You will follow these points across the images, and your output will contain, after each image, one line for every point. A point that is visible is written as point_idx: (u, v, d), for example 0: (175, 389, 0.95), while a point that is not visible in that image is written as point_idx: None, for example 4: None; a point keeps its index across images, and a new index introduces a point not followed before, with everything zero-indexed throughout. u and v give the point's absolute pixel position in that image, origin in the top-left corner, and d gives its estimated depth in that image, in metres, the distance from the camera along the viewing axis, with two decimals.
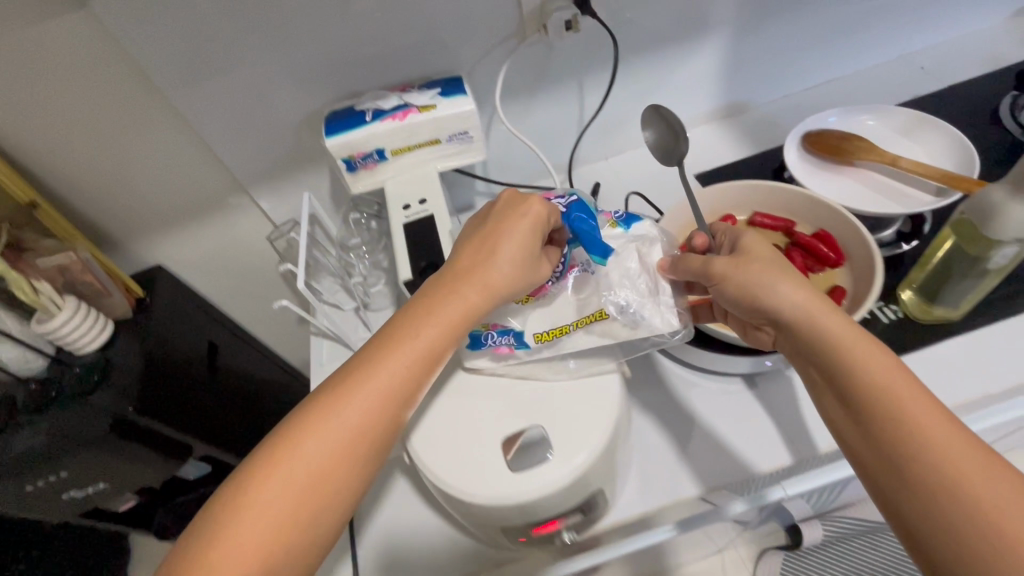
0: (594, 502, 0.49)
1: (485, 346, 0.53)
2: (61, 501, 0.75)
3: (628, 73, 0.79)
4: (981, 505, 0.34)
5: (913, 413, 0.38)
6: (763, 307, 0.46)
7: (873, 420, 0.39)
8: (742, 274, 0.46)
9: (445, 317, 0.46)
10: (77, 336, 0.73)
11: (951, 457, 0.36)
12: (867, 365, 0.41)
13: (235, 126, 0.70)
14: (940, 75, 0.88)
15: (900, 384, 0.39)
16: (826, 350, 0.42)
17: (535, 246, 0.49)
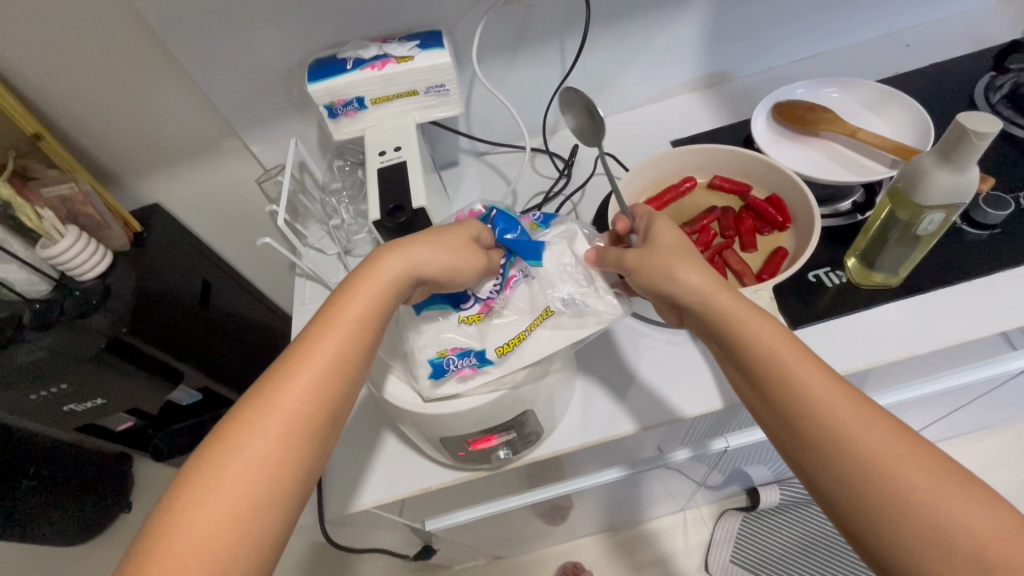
0: (530, 424, 0.55)
1: (448, 372, 0.50)
2: (61, 414, 0.82)
3: (610, 37, 0.82)
4: (861, 448, 0.40)
5: (802, 378, 0.43)
6: (671, 295, 0.48)
7: (773, 390, 0.43)
8: (652, 265, 0.49)
9: (377, 292, 0.47)
10: (78, 262, 0.78)
11: (836, 412, 0.41)
12: (758, 333, 0.45)
13: (226, 70, 0.74)
14: (922, 53, 0.89)
15: (785, 351, 0.44)
16: (722, 325, 0.46)
17: (462, 241, 0.50)
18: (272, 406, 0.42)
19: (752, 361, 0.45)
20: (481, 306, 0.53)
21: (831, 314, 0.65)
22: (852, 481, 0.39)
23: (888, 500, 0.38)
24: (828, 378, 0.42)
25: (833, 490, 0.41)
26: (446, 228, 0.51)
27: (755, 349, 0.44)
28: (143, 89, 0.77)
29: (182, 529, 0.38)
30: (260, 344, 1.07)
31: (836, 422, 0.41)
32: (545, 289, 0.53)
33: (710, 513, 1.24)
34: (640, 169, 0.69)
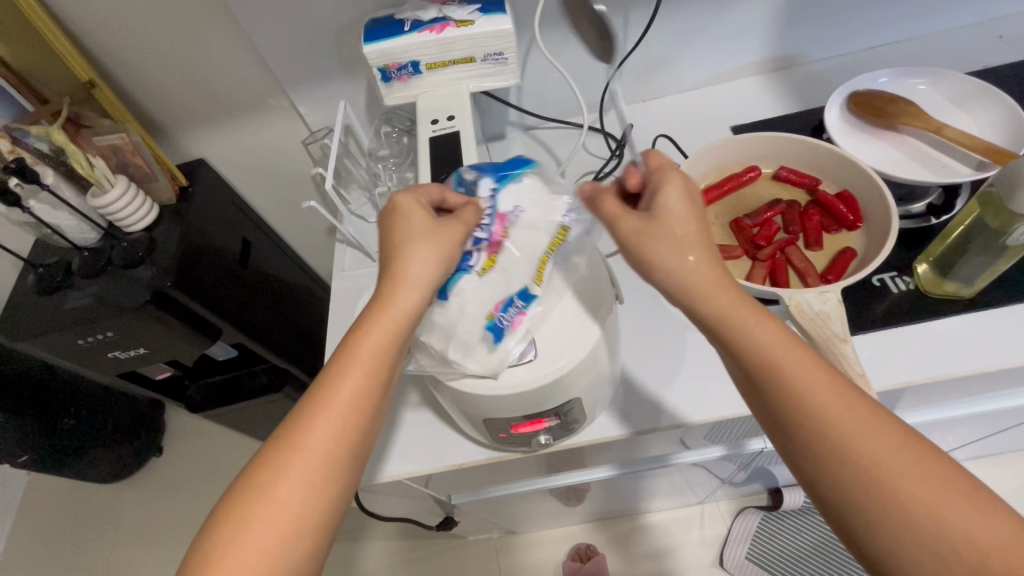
0: (575, 411, 0.54)
1: (506, 329, 0.48)
2: (107, 361, 0.83)
3: (678, 10, 0.77)
4: (865, 461, 0.37)
5: (799, 376, 0.40)
6: (658, 283, 0.46)
7: (767, 389, 0.41)
8: (647, 249, 0.46)
9: (397, 317, 0.46)
10: (127, 214, 0.79)
11: (832, 412, 0.39)
12: (751, 326, 0.42)
13: (279, 26, 0.72)
14: (1016, 46, 0.82)
15: (789, 360, 0.41)
16: (722, 330, 0.43)
17: (437, 225, 0.48)
18: (310, 429, 0.42)
19: (745, 357, 0.42)
20: (488, 248, 0.50)
21: (895, 322, 0.61)
22: (862, 496, 0.37)
23: (890, 514, 0.36)
24: (825, 376, 0.40)
25: (839, 506, 0.38)
26: (412, 219, 0.49)
27: (749, 345, 0.42)
28: (195, 41, 0.76)
29: (241, 549, 0.38)
30: (295, 307, 1.08)
31: (831, 423, 0.39)
32: (536, 217, 0.52)
33: (728, 508, 1.23)
34: (701, 154, 0.65)
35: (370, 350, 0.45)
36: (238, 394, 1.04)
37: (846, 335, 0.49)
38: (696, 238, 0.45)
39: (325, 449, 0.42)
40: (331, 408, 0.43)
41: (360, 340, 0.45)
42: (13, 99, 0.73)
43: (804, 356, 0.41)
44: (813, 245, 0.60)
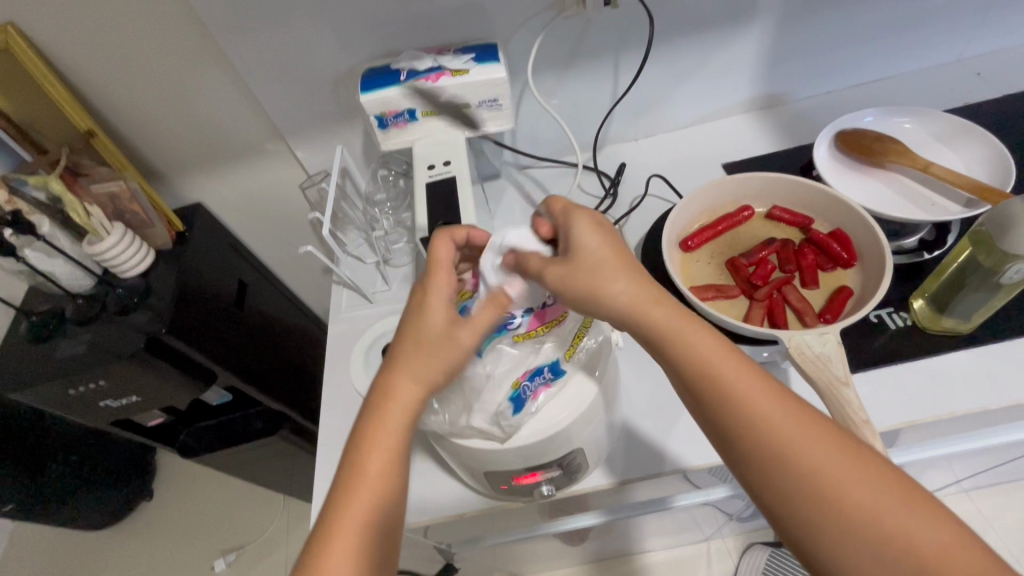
0: (578, 461, 0.53)
1: (525, 399, 0.48)
2: (97, 409, 0.82)
3: (666, 54, 0.79)
4: (809, 471, 0.37)
5: (748, 396, 0.40)
6: (606, 309, 0.45)
7: (719, 411, 0.41)
8: (586, 269, 0.45)
9: (396, 426, 0.46)
10: (123, 260, 0.78)
11: (763, 419, 0.39)
12: (690, 340, 0.42)
13: (278, 75, 0.73)
14: (995, 82, 0.85)
15: (727, 367, 0.41)
16: (660, 340, 0.43)
17: (446, 337, 0.47)
18: (329, 556, 0.41)
19: (683, 366, 0.42)
20: (531, 321, 0.50)
21: (894, 359, 0.61)
22: (809, 508, 0.37)
23: (835, 526, 0.36)
24: (770, 394, 0.40)
25: (784, 519, 0.38)
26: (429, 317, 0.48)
27: (687, 355, 0.42)
28: (196, 90, 0.78)
29: None
30: (291, 347, 1.07)
31: (763, 429, 0.39)
32: None
33: (735, 545, 1.20)
34: (696, 196, 0.66)
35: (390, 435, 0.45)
36: (232, 439, 1.01)
37: (845, 379, 0.49)
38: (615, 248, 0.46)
39: (359, 532, 0.42)
40: (359, 491, 0.43)
41: (379, 427, 0.46)
42: (11, 150, 0.74)
43: (743, 366, 0.41)
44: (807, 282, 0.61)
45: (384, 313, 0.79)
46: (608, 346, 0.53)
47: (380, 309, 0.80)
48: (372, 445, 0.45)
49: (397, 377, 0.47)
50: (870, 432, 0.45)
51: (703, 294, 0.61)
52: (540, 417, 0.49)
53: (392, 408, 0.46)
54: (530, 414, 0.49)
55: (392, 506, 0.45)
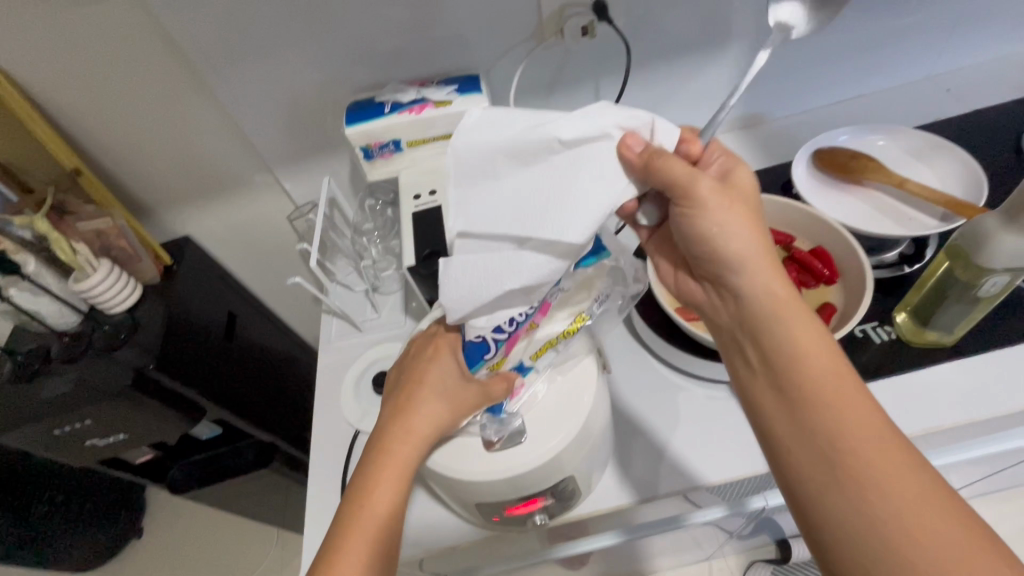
0: (570, 488, 0.53)
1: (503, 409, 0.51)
2: (84, 448, 0.80)
3: (645, 79, 0.81)
4: (889, 497, 0.36)
5: (843, 404, 0.39)
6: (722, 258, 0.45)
7: (808, 411, 0.40)
8: (716, 214, 0.43)
9: (403, 460, 0.49)
10: (110, 296, 0.78)
11: (856, 439, 0.38)
12: (794, 325, 0.42)
13: (264, 110, 0.75)
14: (964, 97, 0.87)
15: (829, 372, 0.40)
16: (770, 323, 0.43)
17: (455, 390, 0.51)
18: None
19: (772, 346, 0.43)
20: (507, 338, 0.50)
21: (882, 373, 0.62)
22: (873, 535, 0.36)
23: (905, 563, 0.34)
24: (873, 410, 0.39)
25: (835, 533, 0.37)
26: (443, 377, 0.52)
27: (781, 336, 0.42)
28: (183, 127, 0.78)
29: None
30: (282, 377, 1.06)
31: (841, 422, 0.38)
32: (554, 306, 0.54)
33: (738, 563, 1.19)
34: None
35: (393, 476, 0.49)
36: (222, 474, 0.99)
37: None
38: (758, 215, 0.45)
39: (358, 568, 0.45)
40: (366, 516, 0.47)
41: (383, 466, 0.49)
42: None
43: (856, 380, 0.40)
44: None
45: (375, 342, 0.79)
46: (596, 372, 0.53)
47: (371, 337, 0.80)
48: (378, 476, 0.49)
49: (404, 423, 0.51)
50: None
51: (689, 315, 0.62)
52: (522, 440, 0.49)
53: (397, 451, 0.49)
54: (516, 437, 0.49)
55: (389, 544, 0.47)
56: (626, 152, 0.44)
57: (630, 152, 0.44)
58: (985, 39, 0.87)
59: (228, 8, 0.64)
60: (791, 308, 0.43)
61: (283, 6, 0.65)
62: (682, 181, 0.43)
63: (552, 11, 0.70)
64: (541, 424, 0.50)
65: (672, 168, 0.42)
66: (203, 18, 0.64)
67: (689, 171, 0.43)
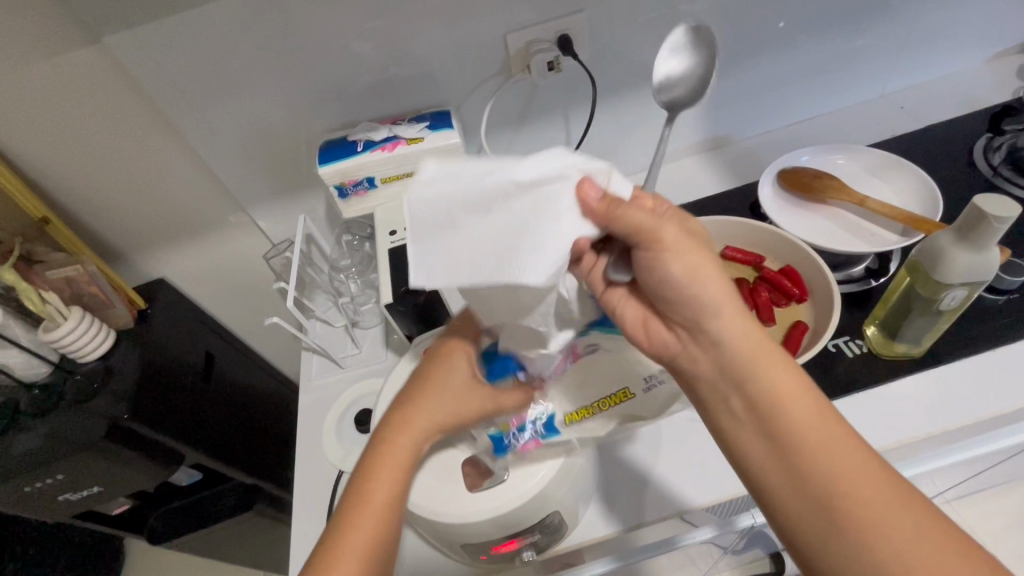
0: (556, 523, 0.53)
1: (508, 446, 0.50)
2: (55, 503, 0.77)
3: (612, 108, 0.84)
4: (882, 546, 0.36)
5: (826, 455, 0.38)
6: (671, 295, 0.41)
7: (793, 463, 0.39)
8: (679, 258, 0.40)
9: (404, 457, 0.47)
10: (82, 345, 0.76)
11: (842, 485, 0.37)
12: (777, 376, 0.40)
13: (236, 151, 0.75)
14: (917, 114, 0.92)
15: (813, 421, 0.39)
16: (743, 372, 0.41)
17: (469, 389, 0.50)
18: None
19: (759, 396, 0.40)
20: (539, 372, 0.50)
21: (855, 387, 0.63)
22: None
23: None
24: (855, 453, 0.38)
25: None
26: (453, 376, 0.51)
27: (767, 391, 0.40)
28: (153, 171, 0.78)
29: None
30: (263, 416, 1.04)
31: (842, 483, 0.37)
32: (604, 371, 0.51)
33: None
34: None
35: (393, 472, 0.46)
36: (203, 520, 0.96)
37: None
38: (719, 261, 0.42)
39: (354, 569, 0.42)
40: (364, 514, 0.44)
41: (382, 465, 0.47)
42: None
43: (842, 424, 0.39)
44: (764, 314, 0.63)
45: (356, 378, 0.79)
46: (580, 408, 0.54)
47: (352, 374, 0.79)
48: (379, 471, 0.46)
49: (404, 418, 0.49)
50: None
51: None
52: (506, 478, 0.49)
53: (396, 448, 0.47)
54: (501, 471, 0.49)
55: (385, 548, 0.44)
56: (583, 198, 0.39)
57: (589, 200, 0.39)
58: (930, 59, 0.92)
59: (196, 56, 0.64)
60: (770, 361, 0.40)
61: (252, 52, 0.65)
62: (643, 228, 0.40)
63: (518, 48, 0.72)
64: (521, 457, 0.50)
65: (633, 217, 0.39)
66: (172, 65, 0.65)
67: (648, 219, 0.40)
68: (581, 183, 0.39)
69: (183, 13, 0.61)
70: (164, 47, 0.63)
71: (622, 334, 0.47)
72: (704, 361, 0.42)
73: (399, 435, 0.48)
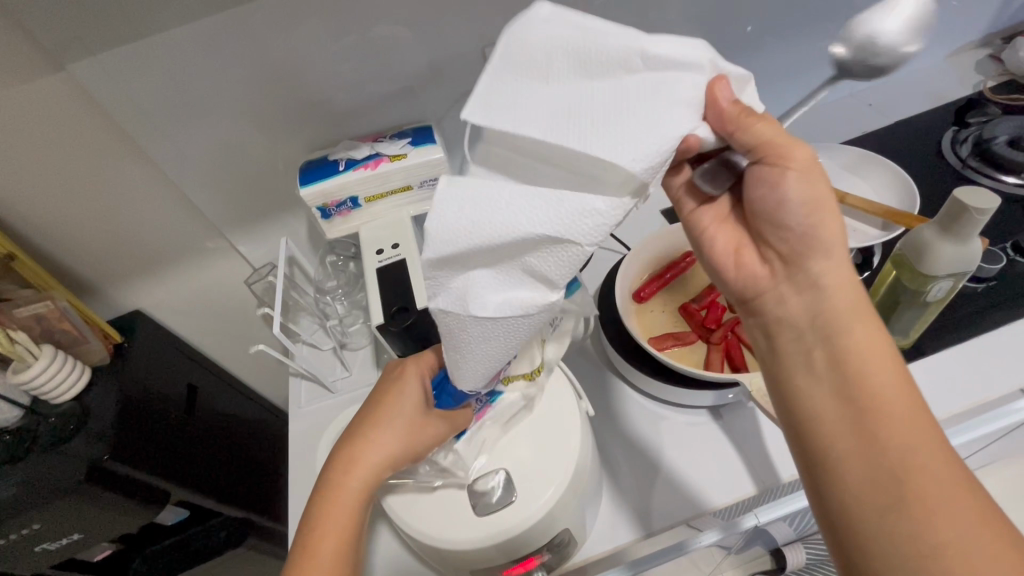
0: (568, 541, 0.52)
1: (471, 430, 0.52)
2: (32, 553, 0.73)
3: None
4: (934, 512, 0.35)
5: (901, 421, 0.38)
6: (784, 218, 0.43)
7: (867, 419, 0.38)
8: (791, 189, 0.42)
9: (357, 494, 0.48)
10: (56, 385, 0.73)
11: (907, 452, 0.37)
12: (865, 335, 0.41)
13: (213, 176, 0.73)
14: (886, 110, 0.94)
15: (895, 387, 0.39)
16: (834, 324, 0.41)
17: (421, 420, 0.50)
18: None
19: (848, 348, 0.40)
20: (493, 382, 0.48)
21: None
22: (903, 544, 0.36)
23: None
24: (929, 429, 0.38)
25: (857, 533, 0.37)
26: (401, 407, 0.51)
27: (850, 345, 0.40)
28: (125, 199, 0.75)
29: None
30: (251, 446, 1.01)
31: (907, 449, 0.37)
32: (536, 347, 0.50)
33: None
34: (640, 250, 0.69)
35: (344, 510, 0.47)
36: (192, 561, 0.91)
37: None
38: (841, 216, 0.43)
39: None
40: (317, 556, 0.46)
41: (333, 505, 0.48)
42: None
43: (921, 403, 0.39)
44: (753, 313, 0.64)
45: (347, 402, 0.77)
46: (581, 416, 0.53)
47: (344, 398, 0.77)
48: (332, 509, 0.47)
49: (353, 455, 0.49)
50: None
51: (662, 344, 0.63)
52: (513, 500, 0.47)
53: (347, 485, 0.48)
54: (508, 483, 0.48)
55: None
56: (714, 95, 0.40)
57: (721, 99, 0.40)
58: None
59: (168, 80, 0.62)
60: (863, 318, 0.41)
61: (227, 74, 0.64)
62: (774, 143, 0.41)
63: None
64: (528, 475, 0.49)
65: (762, 131, 0.40)
66: (142, 91, 0.63)
67: (785, 137, 0.41)
68: (713, 80, 0.40)
69: (151, 38, 0.59)
70: (134, 73, 0.61)
71: (708, 263, 0.51)
72: (796, 301, 0.44)
73: (349, 476, 0.48)
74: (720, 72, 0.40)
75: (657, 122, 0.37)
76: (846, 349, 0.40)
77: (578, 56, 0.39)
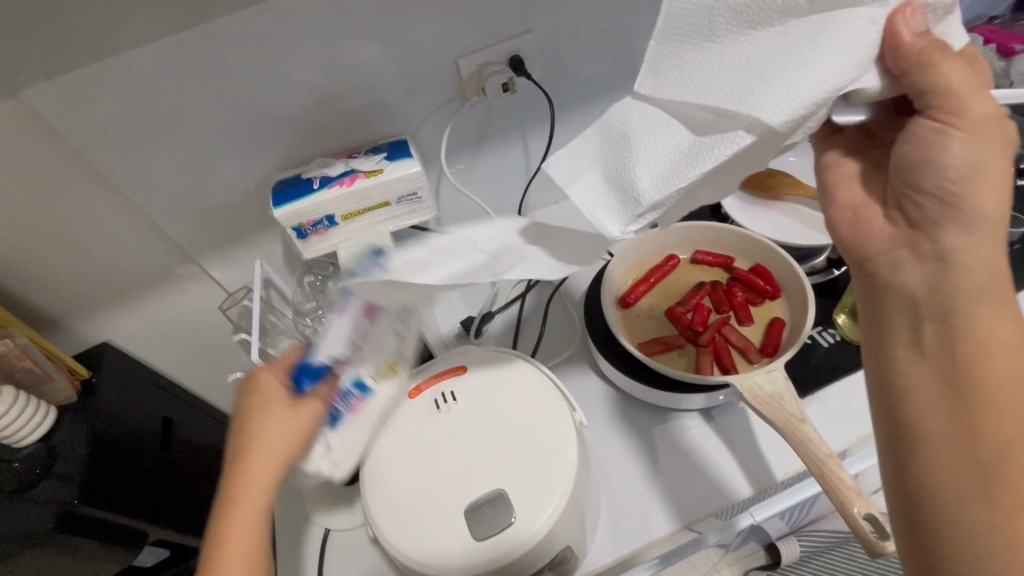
0: (567, 560, 0.51)
1: (341, 416, 0.52)
2: None
3: (570, 123, 0.84)
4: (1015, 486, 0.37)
5: (999, 400, 0.38)
6: (931, 187, 0.40)
7: (987, 403, 0.38)
8: (942, 147, 0.39)
9: (255, 513, 0.43)
10: (18, 429, 0.68)
11: (997, 431, 0.38)
12: (991, 319, 0.39)
13: (181, 199, 0.70)
14: None
15: (998, 372, 0.39)
16: (951, 311, 0.40)
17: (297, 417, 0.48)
18: None
19: (964, 334, 0.40)
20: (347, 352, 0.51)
21: (835, 375, 0.65)
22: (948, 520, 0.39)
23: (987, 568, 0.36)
24: (995, 421, 0.38)
25: (932, 517, 0.39)
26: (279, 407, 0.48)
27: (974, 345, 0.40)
28: (87, 227, 0.71)
29: None
30: None
31: (1010, 429, 0.38)
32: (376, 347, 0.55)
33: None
34: (624, 255, 0.68)
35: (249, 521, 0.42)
36: None
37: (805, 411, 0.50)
38: (1010, 180, 0.40)
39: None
40: None
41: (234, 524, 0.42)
42: None
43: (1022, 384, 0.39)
44: (736, 312, 0.64)
45: None
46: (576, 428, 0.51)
47: None
48: (228, 543, 0.41)
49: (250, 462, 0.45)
50: (838, 467, 0.47)
51: (650, 349, 0.63)
52: (513, 520, 0.46)
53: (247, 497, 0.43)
54: (508, 509, 0.47)
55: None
56: (895, 27, 0.37)
57: (903, 31, 0.37)
58: None
59: (128, 104, 0.60)
60: (981, 301, 0.40)
61: (191, 95, 0.62)
62: (953, 91, 0.38)
63: (471, 71, 0.71)
64: (526, 492, 0.47)
65: (949, 71, 0.37)
66: (101, 115, 0.60)
67: (960, 79, 0.38)
68: (899, 9, 0.38)
69: (109, 59, 0.56)
70: (91, 97, 0.58)
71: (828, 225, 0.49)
72: (912, 274, 0.42)
73: (244, 488, 0.43)
74: (908, 2, 0.38)
75: (851, 47, 0.37)
76: (962, 341, 0.40)
77: (741, 13, 0.40)
